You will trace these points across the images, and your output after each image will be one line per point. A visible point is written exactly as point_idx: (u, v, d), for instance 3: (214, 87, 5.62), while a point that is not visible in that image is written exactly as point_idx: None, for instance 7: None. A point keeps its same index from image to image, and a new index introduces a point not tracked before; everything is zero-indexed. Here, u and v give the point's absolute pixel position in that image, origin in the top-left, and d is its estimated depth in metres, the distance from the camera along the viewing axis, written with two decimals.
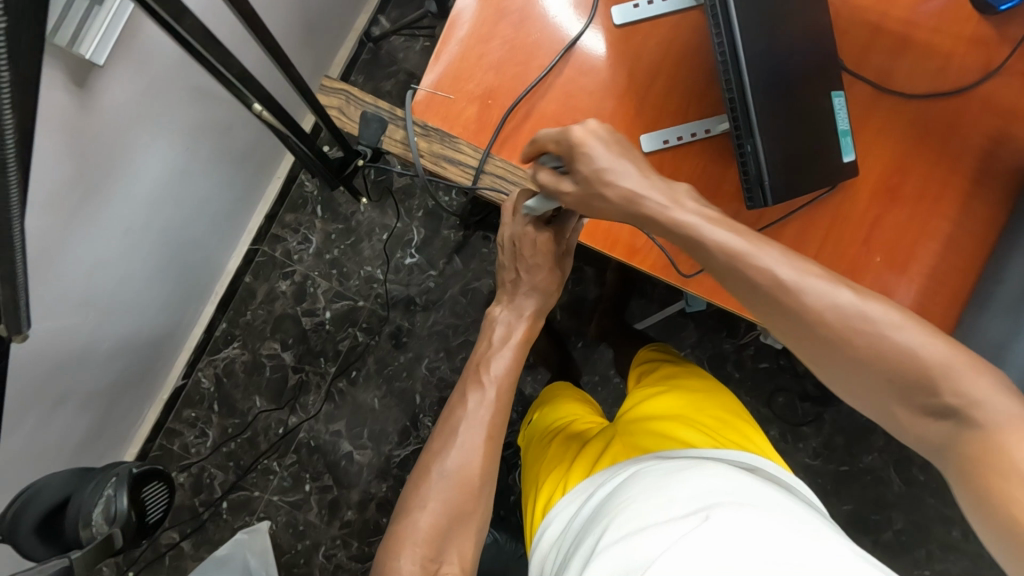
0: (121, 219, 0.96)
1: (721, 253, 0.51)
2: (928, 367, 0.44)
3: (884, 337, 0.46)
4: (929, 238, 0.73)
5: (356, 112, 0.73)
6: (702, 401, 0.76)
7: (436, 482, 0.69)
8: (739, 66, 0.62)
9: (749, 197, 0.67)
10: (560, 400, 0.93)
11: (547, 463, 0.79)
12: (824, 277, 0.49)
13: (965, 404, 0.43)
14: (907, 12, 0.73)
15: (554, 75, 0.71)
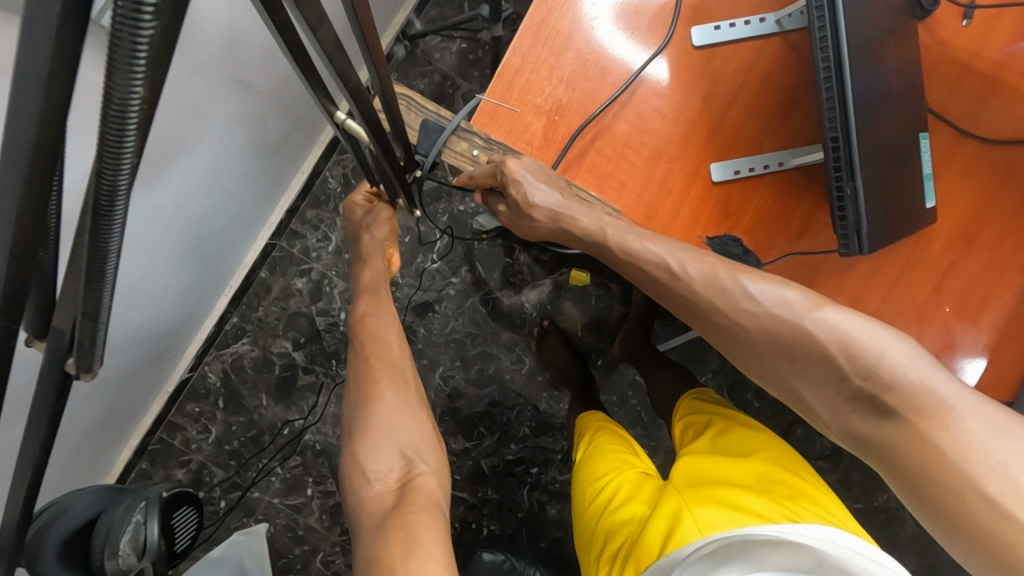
0: (158, 207, 0.94)
1: (728, 290, 0.62)
2: (832, 350, 0.55)
3: (796, 324, 0.58)
4: (1000, 289, 0.71)
5: (417, 119, 0.71)
6: (773, 464, 0.79)
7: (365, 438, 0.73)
8: (846, 99, 0.58)
9: (842, 244, 0.63)
10: (607, 450, 0.93)
11: (612, 532, 0.80)
12: (809, 310, 0.58)
13: (961, 440, 0.47)
14: (995, 55, 0.70)
15: (627, 96, 0.68)
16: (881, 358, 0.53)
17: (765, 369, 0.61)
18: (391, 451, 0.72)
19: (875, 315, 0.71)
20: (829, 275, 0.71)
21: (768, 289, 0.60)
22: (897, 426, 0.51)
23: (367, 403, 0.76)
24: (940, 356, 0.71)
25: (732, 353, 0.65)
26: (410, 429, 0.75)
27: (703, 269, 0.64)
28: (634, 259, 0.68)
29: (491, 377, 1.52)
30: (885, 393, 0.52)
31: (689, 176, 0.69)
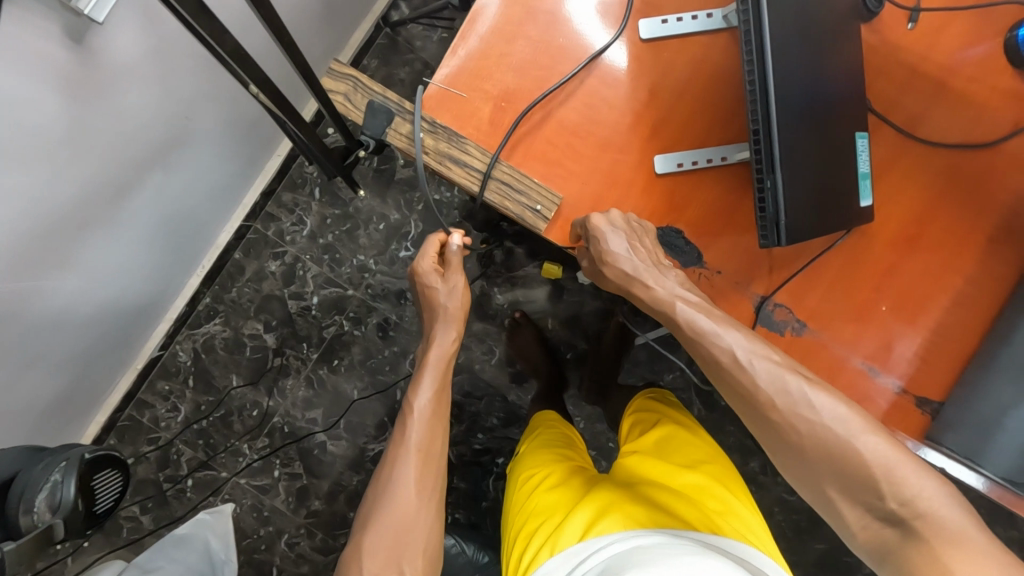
0: (116, 181, 0.94)
1: (792, 391, 0.59)
2: (877, 473, 0.54)
3: (845, 444, 0.56)
4: (940, 292, 0.72)
5: (362, 101, 0.66)
6: (708, 476, 0.81)
7: (379, 529, 0.67)
8: (767, 93, 0.59)
9: (761, 235, 0.64)
10: (551, 448, 0.98)
11: (535, 513, 0.83)
12: (861, 426, 0.56)
13: (977, 574, 0.47)
14: (947, 59, 0.71)
15: (574, 83, 0.69)
16: (920, 489, 0.52)
17: (806, 473, 0.59)
18: (396, 559, 0.66)
19: (815, 312, 0.73)
20: (768, 270, 0.72)
21: (832, 404, 0.58)
22: (926, 555, 0.50)
23: (386, 494, 0.70)
24: (878, 353, 0.73)
25: (772, 449, 0.62)
26: (421, 535, 0.68)
27: (770, 367, 0.61)
28: (700, 340, 0.64)
29: (461, 366, 1.53)
30: (916, 520, 0.52)
31: (634, 168, 0.69)
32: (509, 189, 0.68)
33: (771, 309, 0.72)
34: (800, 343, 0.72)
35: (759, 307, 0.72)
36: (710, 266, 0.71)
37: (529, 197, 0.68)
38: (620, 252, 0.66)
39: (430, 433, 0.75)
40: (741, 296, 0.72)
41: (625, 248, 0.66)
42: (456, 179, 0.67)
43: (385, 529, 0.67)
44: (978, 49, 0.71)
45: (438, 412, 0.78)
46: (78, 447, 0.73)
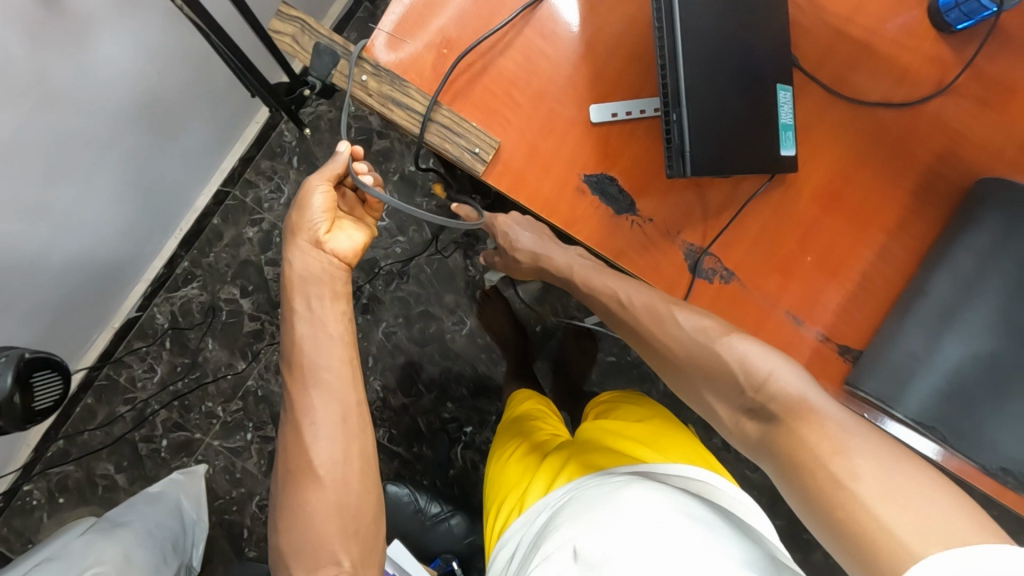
0: (85, 132, 0.98)
1: (665, 313, 0.68)
2: (734, 367, 0.60)
3: (708, 348, 0.62)
4: (861, 243, 0.76)
5: (309, 42, 0.70)
6: (660, 426, 0.85)
7: (304, 520, 0.65)
8: (673, 24, 0.61)
9: (669, 166, 0.66)
10: (522, 421, 1.03)
11: (507, 481, 0.90)
12: (719, 331, 0.63)
13: (819, 431, 0.52)
14: (871, 22, 0.74)
15: (512, 34, 0.72)
16: (770, 373, 0.57)
17: (688, 386, 0.66)
18: (321, 551, 0.64)
19: (742, 262, 0.76)
20: (699, 220, 0.75)
21: (695, 320, 0.65)
22: (782, 430, 0.55)
23: (298, 484, 0.66)
24: (803, 304, 0.76)
25: (664, 372, 0.69)
26: (345, 524, 0.65)
27: (643, 299, 0.71)
28: (594, 291, 0.80)
29: (432, 336, 1.56)
30: (770, 402, 0.56)
31: (569, 116, 0.73)
32: (446, 132, 0.72)
33: (700, 257, 0.75)
34: (727, 291, 0.75)
35: (688, 255, 0.75)
36: (642, 214, 0.74)
37: (467, 139, 0.71)
38: (522, 237, 0.95)
39: (330, 407, 0.67)
40: (672, 244, 0.75)
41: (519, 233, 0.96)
42: (398, 122, 0.71)
43: (304, 522, 0.65)
44: (905, 14, 0.75)
45: (350, 372, 0.69)
46: (20, 349, 0.76)
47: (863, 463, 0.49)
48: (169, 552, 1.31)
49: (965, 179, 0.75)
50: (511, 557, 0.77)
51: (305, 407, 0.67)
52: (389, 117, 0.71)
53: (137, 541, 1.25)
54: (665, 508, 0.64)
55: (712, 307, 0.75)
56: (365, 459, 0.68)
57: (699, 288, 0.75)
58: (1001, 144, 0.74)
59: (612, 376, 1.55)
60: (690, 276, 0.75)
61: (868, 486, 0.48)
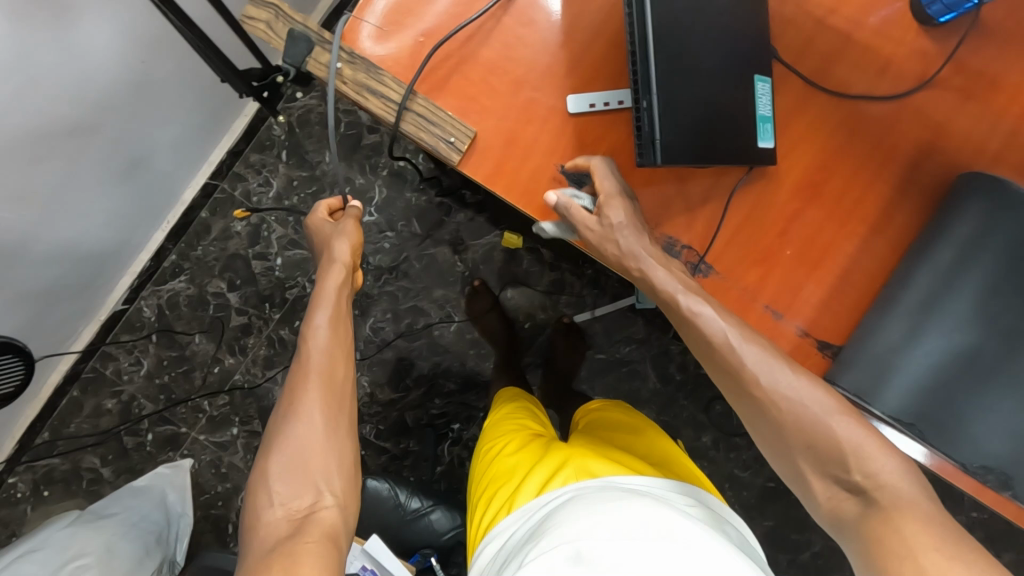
0: (69, 120, 0.98)
1: (769, 367, 0.64)
2: (846, 448, 0.59)
3: (819, 424, 0.61)
4: (843, 238, 0.75)
5: (283, 28, 0.69)
6: (652, 441, 0.88)
7: (282, 456, 0.65)
8: (642, 7, 0.60)
9: (639, 154, 0.64)
10: (506, 417, 1.03)
11: (495, 477, 0.88)
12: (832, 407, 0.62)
13: (921, 532, 0.53)
14: (853, 13, 0.74)
15: (493, 22, 0.72)
16: (882, 466, 0.58)
17: (778, 445, 0.64)
18: (303, 481, 0.64)
19: (720, 255, 0.75)
20: (678, 212, 0.75)
21: (809, 389, 0.63)
22: (881, 520, 0.56)
23: (292, 420, 0.67)
24: (781, 297, 0.76)
25: (753, 427, 0.66)
26: (330, 461, 0.66)
27: (756, 353, 0.65)
28: (695, 322, 0.66)
29: (420, 332, 1.55)
30: (876, 491, 0.57)
31: (549, 106, 0.72)
32: (420, 121, 0.71)
33: (679, 250, 0.75)
34: (705, 284, 0.75)
35: (667, 248, 0.75)
36: None
37: (443, 129, 0.70)
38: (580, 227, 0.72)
39: (333, 363, 0.72)
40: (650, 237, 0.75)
41: (636, 230, 0.69)
42: (374, 111, 0.70)
43: (290, 452, 0.65)
44: (887, 7, 0.74)
45: (343, 338, 0.75)
46: None
47: (960, 570, 0.50)
48: (153, 545, 1.30)
49: (947, 173, 0.74)
50: (498, 552, 0.74)
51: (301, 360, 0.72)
52: (364, 106, 0.71)
53: (121, 533, 1.24)
54: (670, 513, 0.64)
55: None
56: (348, 408, 0.72)
57: None
58: (984, 137, 0.73)
59: (601, 373, 1.55)
60: None
61: None
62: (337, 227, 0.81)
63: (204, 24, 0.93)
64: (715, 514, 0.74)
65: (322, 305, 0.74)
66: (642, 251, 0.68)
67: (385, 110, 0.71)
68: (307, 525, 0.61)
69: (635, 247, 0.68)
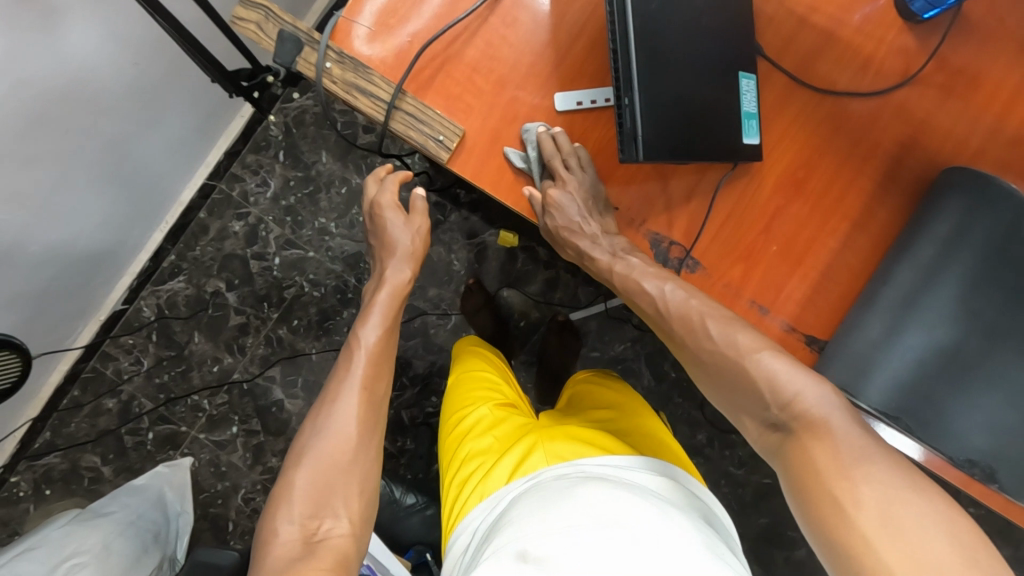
0: (63, 123, 1.01)
1: (696, 316, 0.68)
2: (760, 383, 0.61)
3: (737, 364, 0.63)
4: (827, 233, 0.76)
5: (274, 29, 0.70)
6: (628, 419, 0.88)
7: (310, 462, 0.70)
8: (622, 5, 0.61)
9: (620, 150, 0.66)
10: (472, 374, 1.03)
11: (469, 447, 0.89)
12: (751, 344, 0.64)
13: (833, 456, 0.54)
14: (836, 9, 0.75)
15: (478, 22, 0.72)
16: (797, 393, 0.59)
17: (713, 389, 0.67)
18: (326, 499, 0.68)
19: (706, 251, 0.76)
20: (664, 209, 0.75)
21: (728, 333, 0.65)
22: (798, 448, 0.57)
23: (321, 430, 0.73)
24: (765, 292, 0.76)
25: (696, 376, 0.70)
26: (353, 482, 0.70)
27: (680, 307, 0.69)
28: (631, 295, 0.73)
29: (416, 330, 1.56)
30: (793, 420, 0.58)
31: (535, 104, 0.73)
32: (409, 120, 0.72)
33: (665, 246, 0.76)
34: (691, 280, 0.76)
35: (653, 244, 0.76)
36: (607, 204, 0.76)
37: (431, 127, 0.71)
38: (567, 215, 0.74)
39: (373, 378, 0.79)
40: (636, 233, 0.76)
41: (577, 214, 0.74)
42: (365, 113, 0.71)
43: (318, 467, 0.70)
44: (869, 4, 0.75)
45: (383, 358, 0.81)
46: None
47: (869, 491, 0.51)
48: (151, 542, 1.31)
49: (929, 168, 0.75)
50: (467, 544, 0.76)
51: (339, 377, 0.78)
52: (354, 105, 0.71)
53: (118, 531, 1.26)
54: (624, 502, 0.64)
55: None
56: (375, 428, 0.77)
57: None
58: (967, 131, 0.74)
59: None
60: (656, 265, 0.76)
61: (867, 512, 0.50)
62: (411, 227, 0.89)
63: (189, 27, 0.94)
64: (685, 489, 0.75)
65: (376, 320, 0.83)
66: (586, 240, 0.76)
67: (374, 112, 0.71)
68: (318, 547, 0.64)
69: (584, 245, 0.76)
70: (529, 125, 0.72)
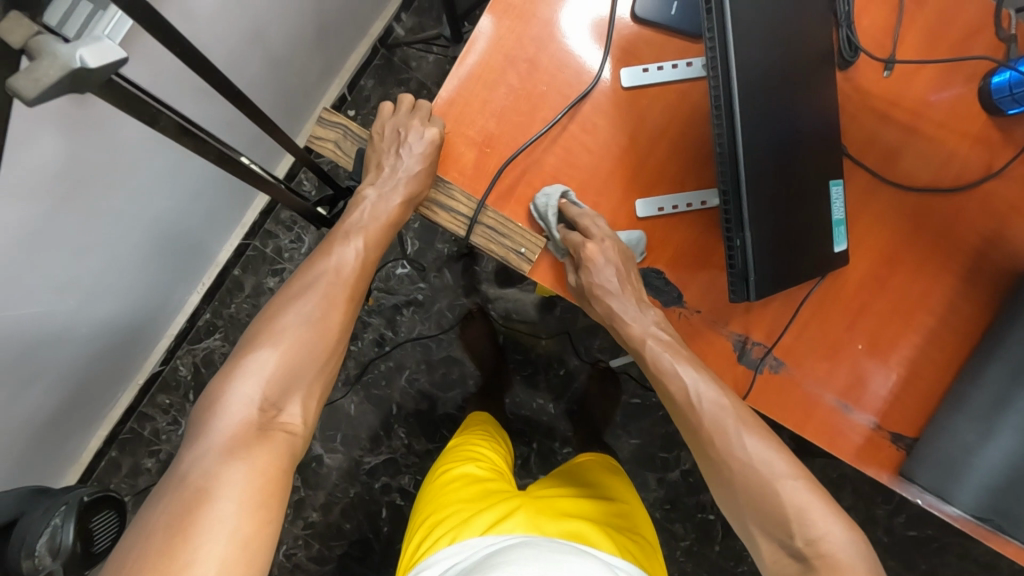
0: (111, 209, 0.98)
1: (733, 435, 0.65)
2: (790, 511, 0.61)
3: (769, 484, 0.63)
4: (912, 328, 0.75)
5: (352, 147, 0.75)
6: (616, 513, 0.83)
7: (285, 328, 0.66)
8: (735, 147, 0.60)
9: (731, 290, 0.65)
10: (467, 441, 0.98)
11: (449, 496, 0.82)
12: (788, 467, 0.64)
13: None
14: (916, 103, 0.74)
15: (558, 129, 0.71)
16: (824, 533, 0.59)
17: (731, 504, 0.65)
18: (287, 388, 0.64)
19: (790, 350, 0.75)
20: (745, 311, 0.74)
21: (761, 448, 0.65)
22: None
23: (293, 310, 0.67)
24: (851, 390, 0.75)
25: (710, 479, 0.68)
26: (309, 378, 0.65)
27: (715, 408, 0.67)
28: (660, 375, 0.70)
29: (454, 381, 1.48)
30: (818, 557, 0.58)
31: (615, 210, 0.72)
32: (490, 234, 0.71)
33: (749, 348, 0.74)
34: (775, 381, 0.74)
35: (737, 346, 0.74)
36: (690, 306, 0.74)
37: (513, 240, 0.71)
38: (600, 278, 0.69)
39: (358, 282, 0.71)
40: (719, 335, 0.74)
41: (609, 279, 0.69)
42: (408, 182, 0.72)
43: (289, 353, 0.64)
44: (949, 97, 0.74)
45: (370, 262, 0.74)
46: (79, 492, 0.78)
47: None
48: None
49: (1014, 262, 0.74)
50: None
51: (318, 263, 0.71)
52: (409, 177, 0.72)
53: None
54: None
55: (761, 401, 0.74)
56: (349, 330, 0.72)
57: (746, 378, 0.74)
58: None
59: None
60: (741, 366, 0.74)
61: None
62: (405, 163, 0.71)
63: (207, 124, 0.93)
64: None
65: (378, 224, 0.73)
66: (616, 303, 0.71)
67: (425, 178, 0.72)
68: (268, 432, 0.60)
69: (615, 307, 0.71)
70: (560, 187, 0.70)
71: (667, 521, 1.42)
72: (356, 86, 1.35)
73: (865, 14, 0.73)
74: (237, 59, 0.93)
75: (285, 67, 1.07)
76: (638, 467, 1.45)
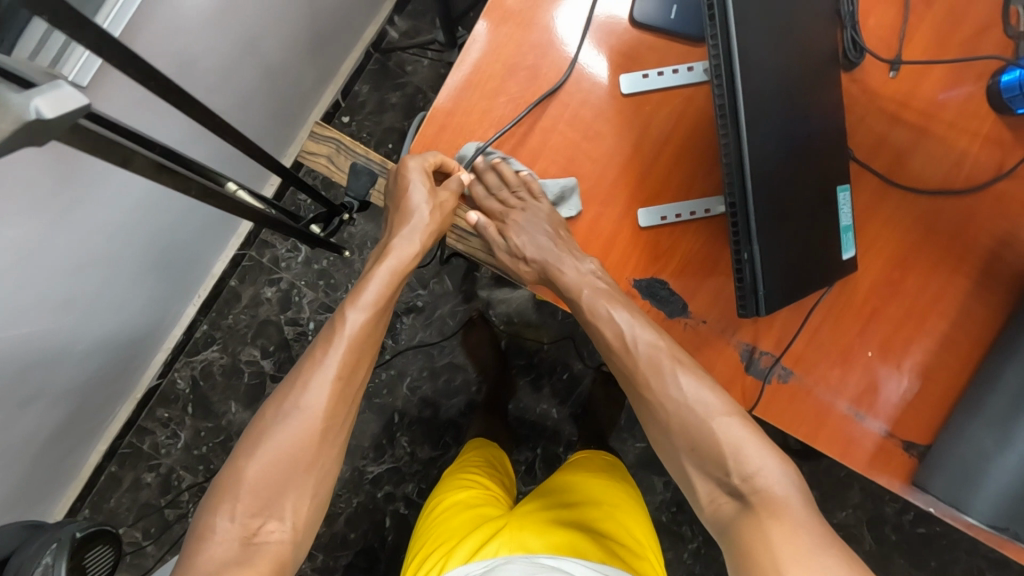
0: (106, 225, 0.96)
1: (669, 376, 0.66)
2: (725, 449, 0.62)
3: (705, 423, 0.64)
4: (923, 333, 0.73)
5: (346, 162, 0.72)
6: (609, 514, 0.81)
7: (281, 422, 0.62)
8: (743, 159, 0.58)
9: (740, 304, 0.63)
10: (461, 467, 0.96)
11: (439, 526, 0.81)
12: (728, 413, 0.64)
13: (787, 544, 0.54)
14: (925, 103, 0.72)
15: (559, 138, 0.70)
16: (758, 469, 0.60)
17: (668, 446, 0.67)
18: (277, 492, 0.60)
19: (800, 358, 0.73)
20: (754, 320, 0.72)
21: (697, 387, 0.65)
22: (752, 522, 0.57)
23: (289, 411, 0.62)
24: (863, 397, 0.73)
25: (650, 426, 0.69)
26: (306, 484, 0.61)
27: (650, 350, 0.67)
28: (596, 322, 0.70)
29: (457, 389, 1.46)
30: (752, 492, 0.59)
31: (618, 220, 0.71)
32: None
33: (757, 357, 0.73)
34: (786, 391, 0.73)
35: (745, 355, 0.73)
36: (696, 316, 0.72)
37: None
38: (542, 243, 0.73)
39: (354, 363, 0.66)
40: (726, 345, 0.73)
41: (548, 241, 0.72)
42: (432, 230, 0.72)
43: (275, 459, 0.60)
44: (958, 97, 0.72)
45: (368, 341, 0.68)
46: (70, 528, 0.77)
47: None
48: None
49: None
50: None
51: (313, 358, 0.65)
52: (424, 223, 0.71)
53: None
54: None
55: (771, 411, 0.73)
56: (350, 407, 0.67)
57: (756, 389, 0.73)
58: None
59: None
60: (749, 376, 0.73)
61: None
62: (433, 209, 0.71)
63: (201, 138, 0.91)
64: None
65: (376, 278, 0.70)
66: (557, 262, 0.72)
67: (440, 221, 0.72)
68: (254, 553, 0.57)
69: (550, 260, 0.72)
70: (571, 181, 0.70)
71: (674, 524, 1.40)
72: (351, 91, 1.33)
73: (871, 15, 0.72)
74: (231, 72, 0.92)
75: (279, 77, 1.06)
76: (643, 470, 1.43)
